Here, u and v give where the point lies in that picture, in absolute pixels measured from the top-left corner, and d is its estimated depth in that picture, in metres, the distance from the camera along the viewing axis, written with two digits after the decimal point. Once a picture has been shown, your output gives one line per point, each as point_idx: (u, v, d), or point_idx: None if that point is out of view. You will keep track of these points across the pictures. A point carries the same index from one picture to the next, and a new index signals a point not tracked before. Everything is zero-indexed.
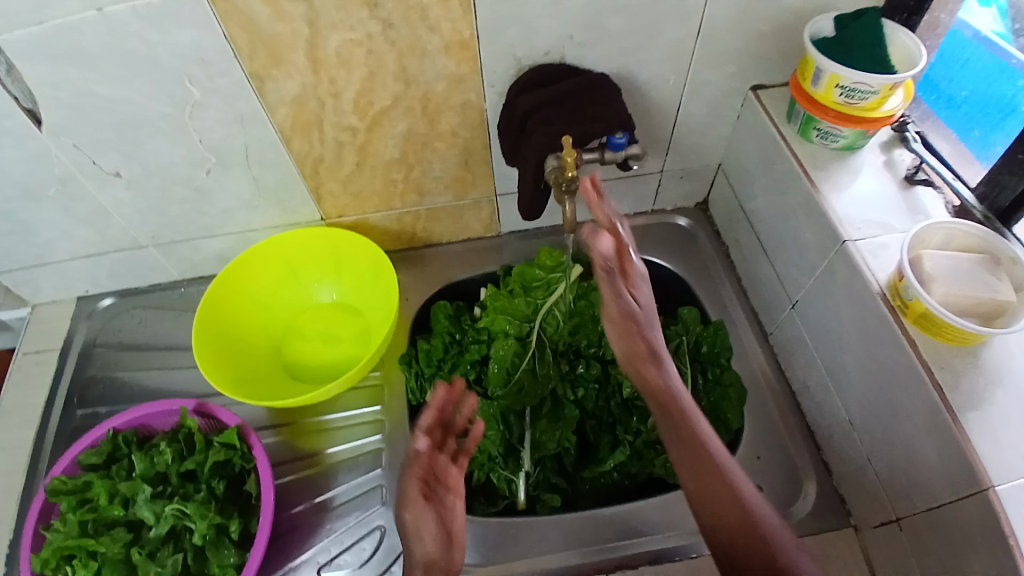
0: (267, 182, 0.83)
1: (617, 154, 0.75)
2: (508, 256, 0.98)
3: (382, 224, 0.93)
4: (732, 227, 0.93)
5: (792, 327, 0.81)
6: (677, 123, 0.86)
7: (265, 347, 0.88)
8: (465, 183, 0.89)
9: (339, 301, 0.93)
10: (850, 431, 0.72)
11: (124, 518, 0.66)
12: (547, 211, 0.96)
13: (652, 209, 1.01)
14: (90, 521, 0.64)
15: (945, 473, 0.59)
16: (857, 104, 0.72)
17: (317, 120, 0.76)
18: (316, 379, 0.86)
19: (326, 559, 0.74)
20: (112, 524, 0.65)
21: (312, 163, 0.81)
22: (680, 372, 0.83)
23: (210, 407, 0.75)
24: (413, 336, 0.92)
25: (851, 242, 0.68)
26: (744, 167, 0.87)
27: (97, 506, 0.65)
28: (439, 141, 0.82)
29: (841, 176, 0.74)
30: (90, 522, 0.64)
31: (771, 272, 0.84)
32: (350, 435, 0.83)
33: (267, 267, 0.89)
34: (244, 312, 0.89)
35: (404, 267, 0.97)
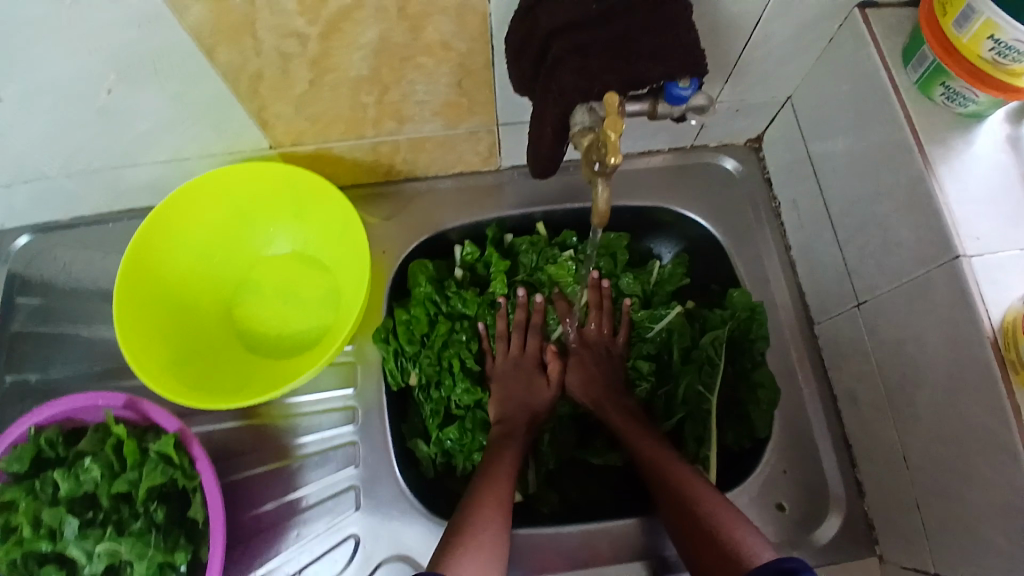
0: (192, 101, 0.61)
1: (674, 108, 0.54)
2: (510, 199, 0.80)
3: (350, 155, 0.73)
4: (792, 181, 0.75)
5: (850, 327, 0.67)
6: (749, 45, 0.63)
7: (210, 307, 0.73)
8: (459, 109, 0.68)
9: (298, 251, 0.75)
10: (901, 465, 0.62)
11: (55, 551, 0.56)
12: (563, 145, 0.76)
13: (691, 145, 0.80)
14: (17, 556, 0.55)
15: (1019, 559, 0.50)
16: (1005, 66, 0.51)
17: (249, 23, 0.53)
18: (274, 352, 0.72)
19: (295, 569, 0.66)
20: (44, 558, 0.57)
21: (251, 79, 0.59)
22: (711, 367, 0.73)
23: (142, 405, 0.61)
24: (391, 299, 0.76)
25: (966, 258, 0.52)
26: (827, 111, 0.67)
27: (22, 539, 0.56)
28: (425, 56, 0.60)
29: (961, 158, 0.55)
30: (17, 557, 0.55)
31: (837, 255, 0.68)
32: (321, 423, 0.71)
33: (204, 208, 0.71)
34: (180, 266, 0.72)
35: (381, 207, 0.79)
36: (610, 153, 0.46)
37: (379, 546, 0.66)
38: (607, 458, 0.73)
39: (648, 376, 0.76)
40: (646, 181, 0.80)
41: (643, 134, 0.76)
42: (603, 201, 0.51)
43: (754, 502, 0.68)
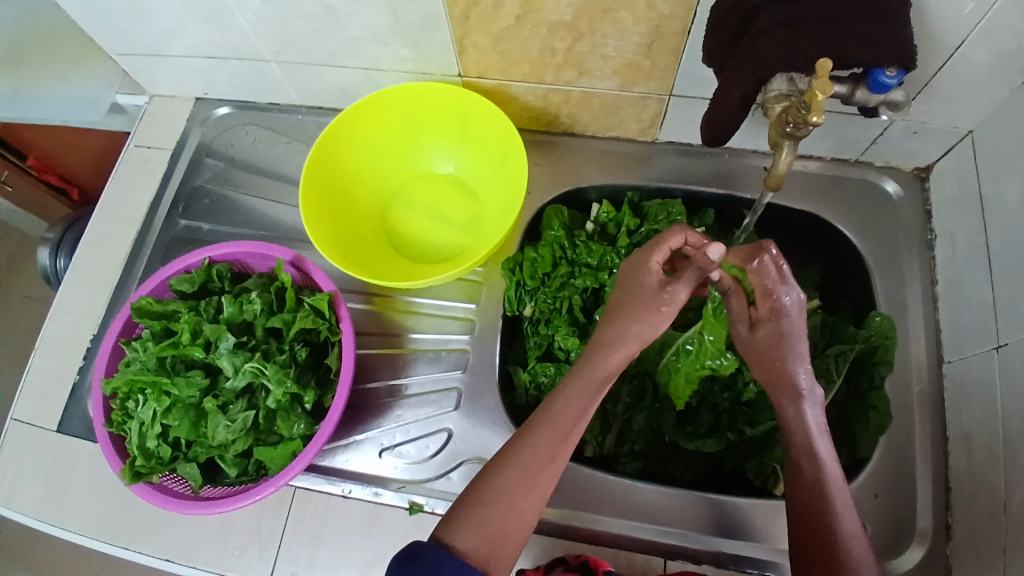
0: (407, 18, 0.68)
1: (872, 96, 0.55)
2: (658, 171, 0.82)
3: (524, 97, 0.78)
4: (954, 214, 0.72)
5: (985, 370, 0.65)
6: (951, 63, 0.62)
7: (371, 206, 0.81)
8: (638, 72, 0.71)
9: (456, 176, 0.82)
10: (1000, 514, 0.60)
11: (202, 361, 0.66)
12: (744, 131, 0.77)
13: (853, 159, 0.80)
14: (169, 356, 0.65)
15: None
16: None
17: None
18: (416, 259, 0.78)
19: (390, 443, 0.73)
20: (190, 364, 0.66)
21: (464, 6, 0.65)
22: (828, 382, 0.71)
23: (305, 263, 0.70)
24: (525, 237, 0.81)
25: None
26: (999, 153, 0.64)
27: (178, 343, 0.65)
28: (625, 12, 0.63)
29: None
30: (169, 357, 0.65)
31: (989, 294, 0.65)
32: (438, 327, 0.78)
33: (388, 115, 0.78)
34: (354, 162, 0.80)
35: (536, 152, 0.84)
36: (813, 112, 0.48)
37: (468, 446, 0.72)
38: (701, 443, 0.72)
39: None
40: (799, 183, 0.80)
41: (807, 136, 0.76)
42: (784, 162, 0.57)
43: None
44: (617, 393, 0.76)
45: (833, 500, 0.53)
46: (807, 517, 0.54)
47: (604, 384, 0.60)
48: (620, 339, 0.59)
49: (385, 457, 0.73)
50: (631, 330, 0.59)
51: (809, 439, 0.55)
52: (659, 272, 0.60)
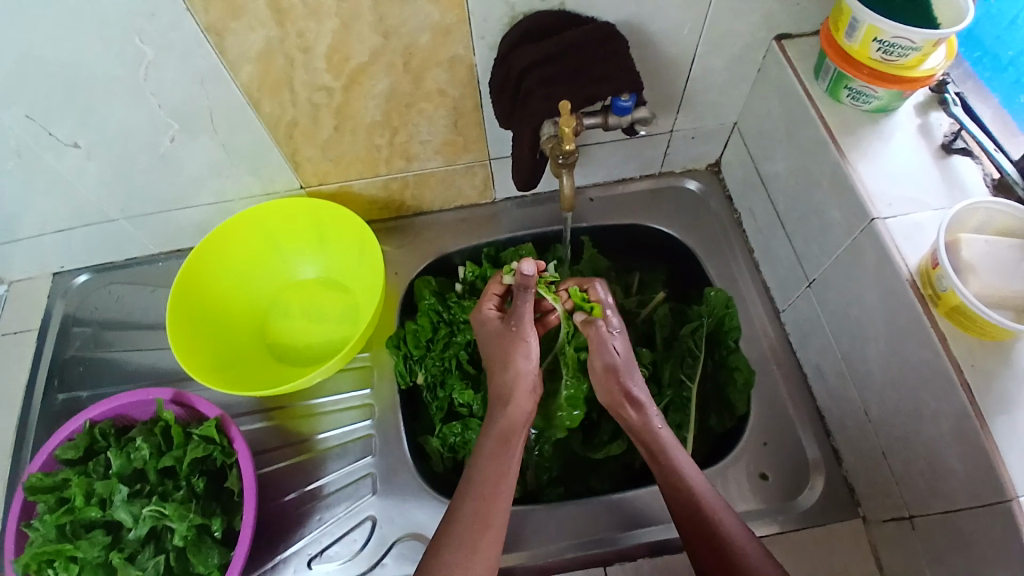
0: (239, 149, 0.75)
1: (622, 119, 0.67)
2: (505, 226, 0.91)
3: (366, 192, 0.85)
4: (746, 193, 0.86)
5: (806, 307, 0.76)
6: (691, 79, 0.77)
7: (247, 326, 0.84)
8: (456, 147, 0.81)
9: (322, 277, 0.87)
10: (864, 421, 0.69)
11: (102, 519, 0.64)
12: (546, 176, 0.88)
13: (659, 172, 0.93)
14: (68, 523, 0.63)
15: (969, 482, 0.56)
16: (894, 63, 0.63)
17: (287, 79, 0.67)
18: (301, 362, 0.81)
19: (317, 550, 0.72)
20: (91, 525, 0.64)
21: (286, 127, 0.73)
22: (693, 358, 0.79)
23: (188, 397, 0.72)
24: (402, 315, 0.86)
25: (881, 220, 0.61)
26: (764, 129, 0.78)
27: (75, 508, 0.63)
28: (425, 102, 0.73)
29: (871, 144, 0.67)
30: (68, 524, 0.63)
31: (787, 246, 0.77)
32: (340, 421, 0.80)
33: (242, 239, 0.83)
34: (221, 289, 0.84)
35: (393, 238, 0.90)
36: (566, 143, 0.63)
37: (394, 526, 0.73)
38: (609, 448, 0.76)
39: (648, 363, 0.79)
40: (622, 203, 0.92)
41: (615, 162, 0.89)
42: (569, 188, 0.69)
43: (737, 474, 0.74)
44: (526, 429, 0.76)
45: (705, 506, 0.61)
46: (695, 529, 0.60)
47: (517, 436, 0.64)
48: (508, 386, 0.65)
49: (314, 567, 0.71)
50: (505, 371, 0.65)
51: (672, 463, 0.63)
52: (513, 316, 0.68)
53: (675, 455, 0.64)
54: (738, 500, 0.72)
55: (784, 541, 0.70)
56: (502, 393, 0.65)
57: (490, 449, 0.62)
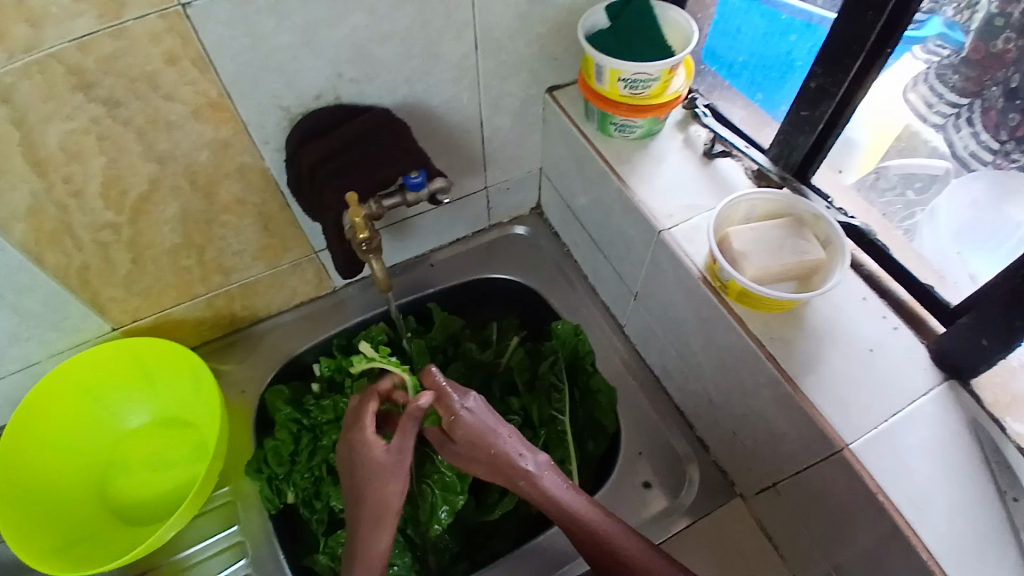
0: (31, 309, 0.69)
1: (419, 194, 0.67)
2: (350, 312, 0.90)
3: (189, 316, 0.81)
4: (566, 227, 0.92)
5: (639, 318, 0.81)
6: (485, 139, 0.81)
7: (82, 496, 0.75)
8: (276, 249, 0.79)
9: (160, 419, 0.81)
10: (710, 407, 0.74)
11: None
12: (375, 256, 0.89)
13: (489, 225, 0.97)
14: None
15: (803, 441, 0.61)
16: (643, 94, 0.69)
17: (66, 227, 0.63)
18: (152, 518, 0.74)
19: None
20: None
21: (78, 273, 0.69)
22: (557, 389, 0.82)
23: None
24: (258, 433, 0.81)
25: (666, 231, 0.68)
26: (561, 168, 0.85)
27: None
28: (227, 214, 0.72)
29: (645, 165, 0.73)
30: None
31: (609, 267, 0.83)
32: (211, 569, 0.72)
33: (56, 404, 0.75)
34: (42, 464, 0.75)
35: (233, 355, 0.86)
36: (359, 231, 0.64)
37: None
38: (503, 504, 0.75)
39: (516, 410, 0.82)
40: (459, 263, 0.94)
41: (441, 227, 0.91)
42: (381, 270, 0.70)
43: (623, 492, 0.76)
44: (415, 513, 0.75)
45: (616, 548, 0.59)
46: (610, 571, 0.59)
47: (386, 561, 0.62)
48: (378, 508, 0.63)
49: None
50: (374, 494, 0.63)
51: (572, 514, 0.60)
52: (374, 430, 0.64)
53: (564, 503, 0.61)
54: (628, 516, 0.74)
55: (681, 543, 0.72)
56: (376, 514, 0.63)
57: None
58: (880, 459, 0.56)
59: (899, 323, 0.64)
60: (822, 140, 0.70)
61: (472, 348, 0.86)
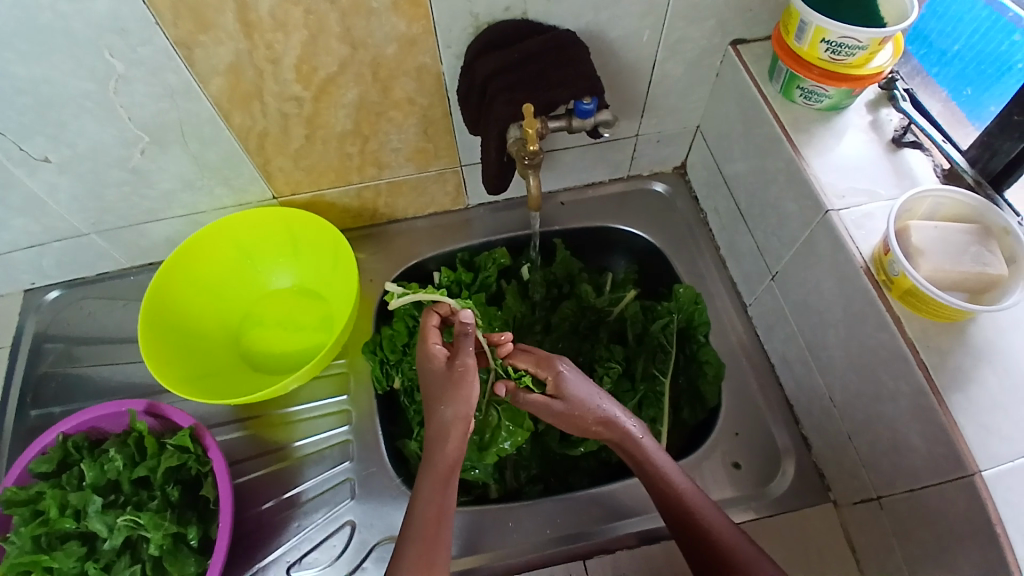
0: (210, 160, 0.76)
1: (585, 121, 0.69)
2: (478, 231, 0.93)
3: (339, 201, 0.87)
4: (711, 193, 0.89)
5: (771, 299, 0.78)
6: (652, 85, 0.79)
7: (222, 336, 0.84)
8: (428, 155, 0.82)
9: (296, 286, 0.88)
10: (829, 405, 0.71)
11: (77, 530, 0.68)
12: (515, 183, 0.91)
13: (628, 174, 0.95)
14: (43, 534, 0.66)
15: (930, 458, 0.58)
16: (843, 62, 0.65)
17: (257, 90, 0.69)
18: (276, 370, 0.82)
19: (296, 557, 0.72)
20: (66, 536, 0.68)
21: (256, 138, 0.74)
22: (665, 353, 0.82)
23: (161, 408, 0.75)
24: (378, 322, 0.87)
25: (834, 211, 0.64)
26: (724, 130, 0.82)
27: (49, 519, 0.67)
28: (395, 110, 0.75)
29: (824, 140, 0.69)
30: (44, 534, 0.66)
31: (750, 242, 0.80)
32: (316, 428, 0.80)
33: (218, 251, 0.84)
34: (195, 300, 0.84)
35: (367, 245, 0.92)
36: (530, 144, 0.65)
37: (374, 530, 0.73)
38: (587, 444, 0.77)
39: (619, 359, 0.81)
40: (592, 206, 0.94)
41: (584, 167, 0.91)
42: (536, 189, 0.71)
43: (711, 464, 0.76)
44: None
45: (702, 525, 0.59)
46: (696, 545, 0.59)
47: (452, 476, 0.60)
48: (444, 428, 0.60)
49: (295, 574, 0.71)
50: (447, 414, 0.61)
51: (672, 486, 0.62)
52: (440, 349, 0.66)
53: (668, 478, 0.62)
54: (711, 488, 0.74)
55: (762, 528, 0.71)
56: (441, 431, 0.60)
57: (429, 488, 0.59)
58: (1011, 494, 0.52)
59: None
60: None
61: (587, 291, 0.85)
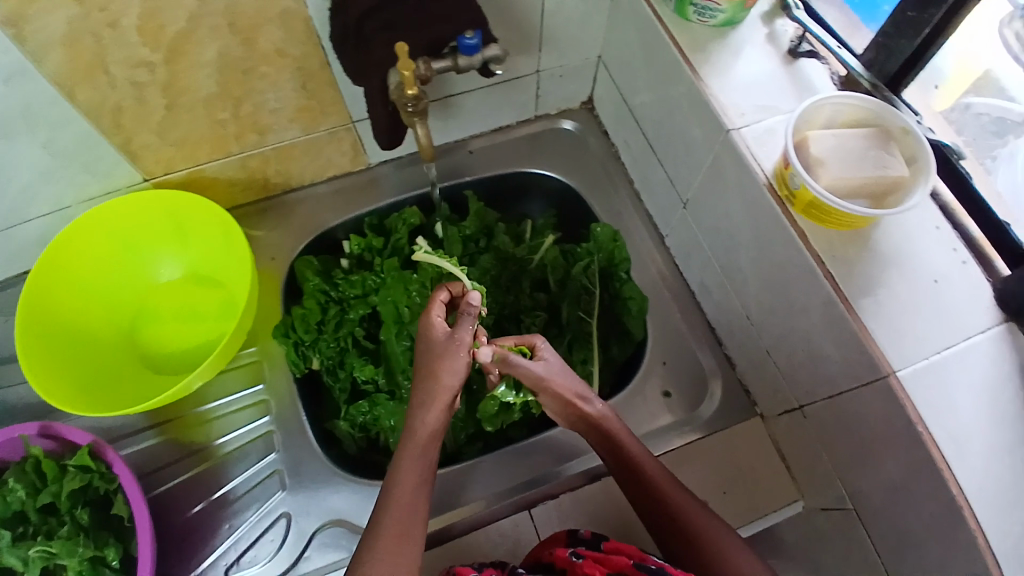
0: (64, 147, 0.67)
1: (472, 59, 0.62)
2: (384, 191, 0.87)
3: (223, 175, 0.79)
4: (619, 125, 0.86)
5: (685, 228, 0.77)
6: (546, 14, 0.74)
7: (115, 340, 0.77)
8: (312, 112, 0.75)
9: (191, 275, 0.81)
10: (747, 324, 0.72)
11: None
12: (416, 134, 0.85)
13: (535, 115, 0.91)
14: None
15: (845, 364, 0.59)
16: None
17: (99, 60, 0.60)
18: (181, 368, 0.75)
19: (234, 558, 0.69)
20: None
21: (111, 114, 0.66)
22: (588, 293, 0.80)
23: (55, 427, 0.68)
24: (288, 302, 0.82)
25: (735, 130, 0.63)
26: (624, 56, 0.78)
27: None
28: (265, 65, 0.67)
29: (721, 57, 0.67)
30: None
31: (661, 171, 0.79)
32: (236, 422, 0.75)
33: (91, 247, 0.76)
34: (74, 306, 0.76)
35: (264, 220, 0.85)
36: (408, 87, 0.59)
37: (311, 517, 0.70)
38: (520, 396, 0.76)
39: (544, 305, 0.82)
40: (502, 152, 0.90)
41: (487, 112, 0.86)
42: (424, 135, 0.65)
43: (645, 399, 0.76)
44: None
45: (666, 497, 0.59)
46: (655, 519, 0.59)
47: (432, 444, 0.57)
48: (428, 396, 0.56)
49: None
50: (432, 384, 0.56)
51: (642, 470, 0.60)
52: (440, 323, 0.59)
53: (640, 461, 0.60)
54: (646, 421, 0.75)
55: (697, 451, 0.73)
56: (422, 399, 0.56)
57: (408, 464, 0.55)
58: (924, 390, 0.54)
59: (969, 257, 0.59)
60: (923, 49, 0.62)
61: (505, 242, 0.82)
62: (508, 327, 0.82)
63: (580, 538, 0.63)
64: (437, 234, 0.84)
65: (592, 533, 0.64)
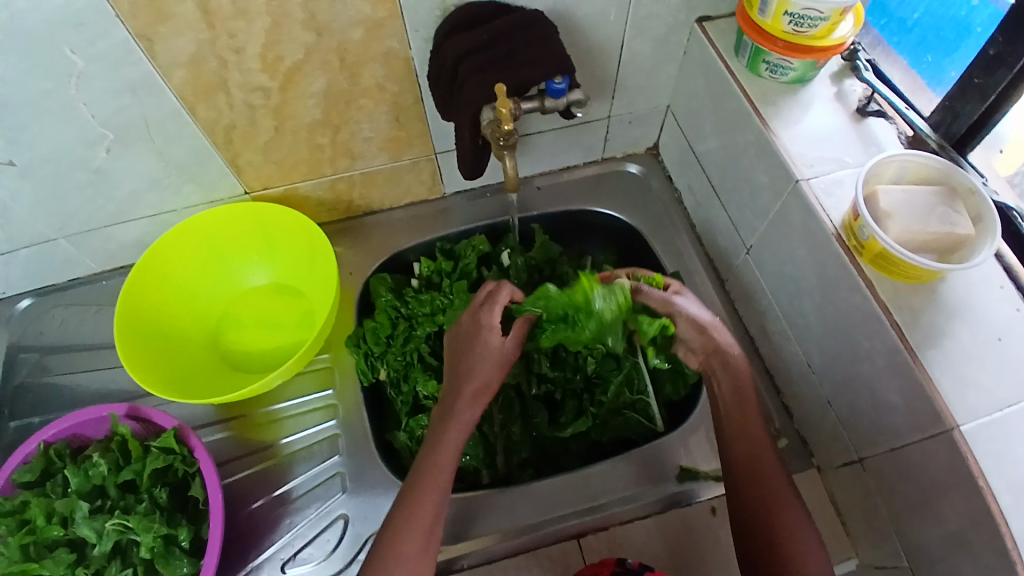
0: (177, 158, 0.75)
1: (558, 102, 0.68)
2: (454, 220, 0.92)
3: (313, 194, 0.86)
4: (685, 171, 0.90)
5: (748, 274, 0.80)
6: (621, 63, 0.79)
7: (199, 338, 0.83)
8: (400, 143, 0.81)
9: (273, 284, 0.87)
10: (808, 371, 0.73)
11: (65, 537, 0.66)
12: (490, 168, 0.90)
13: (602, 157, 0.96)
14: (31, 543, 0.65)
15: (910, 415, 0.59)
16: (806, 34, 0.65)
17: (220, 82, 0.67)
18: (259, 368, 0.81)
19: (290, 554, 0.71)
20: (53, 544, 0.66)
21: (222, 130, 0.73)
22: None
23: (143, 411, 0.73)
24: (359, 315, 0.86)
25: (804, 181, 0.66)
26: (694, 107, 0.82)
27: (36, 528, 0.66)
28: (365, 98, 0.74)
29: (791, 111, 0.70)
30: (31, 544, 0.65)
31: (725, 217, 0.82)
32: (304, 423, 0.79)
33: (190, 250, 0.83)
34: (168, 303, 0.82)
35: (343, 239, 0.91)
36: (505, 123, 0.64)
37: (367, 523, 0.72)
38: (574, 426, 0.79)
39: None
40: (569, 189, 0.95)
41: (557, 152, 0.92)
42: (512, 167, 0.70)
43: (698, 438, 0.77)
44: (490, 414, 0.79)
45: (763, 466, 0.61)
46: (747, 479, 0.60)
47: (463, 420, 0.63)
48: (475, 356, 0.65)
49: (289, 571, 0.71)
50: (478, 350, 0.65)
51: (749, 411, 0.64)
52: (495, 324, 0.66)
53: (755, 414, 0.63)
54: (700, 460, 0.76)
55: None
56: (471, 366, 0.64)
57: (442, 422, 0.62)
58: (990, 445, 0.54)
59: None
60: (989, 116, 0.65)
61: None
62: (565, 357, 0.81)
63: (629, 568, 0.64)
64: (503, 262, 0.88)
65: (638, 563, 0.65)
